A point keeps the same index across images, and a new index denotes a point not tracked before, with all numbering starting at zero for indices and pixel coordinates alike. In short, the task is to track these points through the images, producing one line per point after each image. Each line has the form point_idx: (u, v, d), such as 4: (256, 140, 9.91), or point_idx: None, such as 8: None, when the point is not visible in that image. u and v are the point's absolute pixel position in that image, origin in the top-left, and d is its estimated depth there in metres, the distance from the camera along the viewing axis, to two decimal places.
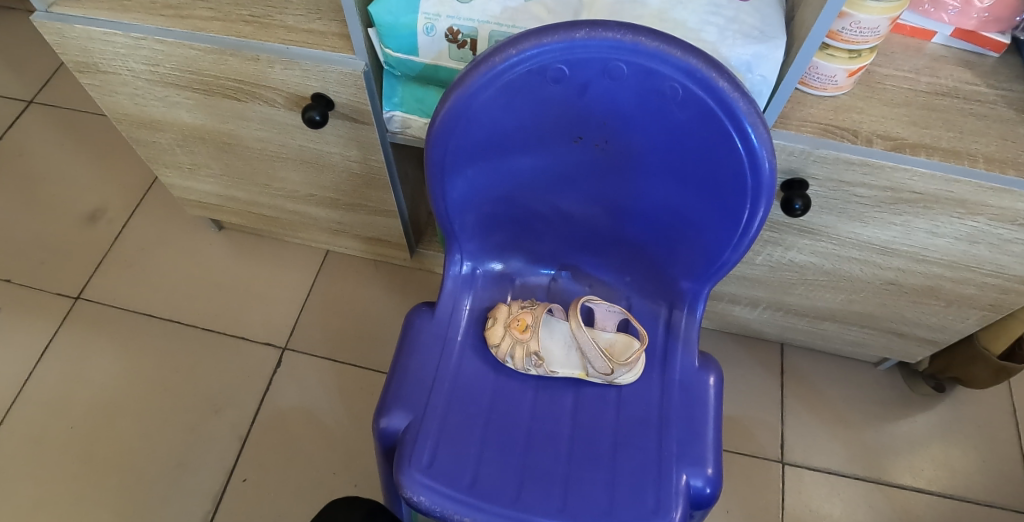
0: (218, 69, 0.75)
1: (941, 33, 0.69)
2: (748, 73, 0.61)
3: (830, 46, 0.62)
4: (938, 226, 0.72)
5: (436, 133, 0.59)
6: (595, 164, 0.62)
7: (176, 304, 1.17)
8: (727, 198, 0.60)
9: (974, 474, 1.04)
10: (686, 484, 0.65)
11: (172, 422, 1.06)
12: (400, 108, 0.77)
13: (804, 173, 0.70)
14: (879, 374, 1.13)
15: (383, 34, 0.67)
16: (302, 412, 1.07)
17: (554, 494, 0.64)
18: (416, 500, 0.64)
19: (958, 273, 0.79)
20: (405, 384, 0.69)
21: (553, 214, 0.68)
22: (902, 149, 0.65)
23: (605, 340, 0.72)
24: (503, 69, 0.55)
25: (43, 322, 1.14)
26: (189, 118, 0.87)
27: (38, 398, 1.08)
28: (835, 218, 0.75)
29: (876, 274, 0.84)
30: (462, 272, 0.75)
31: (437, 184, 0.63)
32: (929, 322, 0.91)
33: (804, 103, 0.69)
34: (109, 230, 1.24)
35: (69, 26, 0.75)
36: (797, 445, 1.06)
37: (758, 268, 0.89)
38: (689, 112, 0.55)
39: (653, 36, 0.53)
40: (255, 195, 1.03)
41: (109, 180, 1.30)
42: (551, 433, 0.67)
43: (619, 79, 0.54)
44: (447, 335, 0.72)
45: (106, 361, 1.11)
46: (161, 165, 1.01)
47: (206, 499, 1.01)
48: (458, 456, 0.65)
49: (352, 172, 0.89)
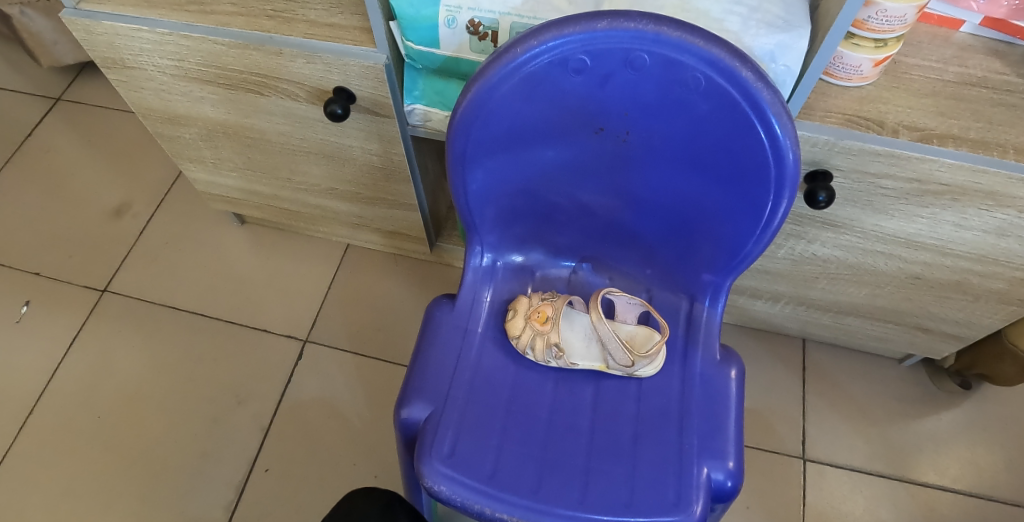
0: (242, 64, 0.76)
1: (970, 22, 0.68)
2: (771, 64, 0.61)
3: (856, 35, 0.61)
4: (966, 218, 0.71)
5: (457, 125, 0.59)
6: (616, 157, 0.62)
7: (199, 297, 1.18)
8: (749, 190, 0.59)
9: (1001, 473, 1.02)
10: (707, 477, 0.65)
11: (195, 413, 1.08)
12: (421, 101, 0.77)
13: (828, 164, 0.69)
14: (903, 370, 1.11)
15: (404, 26, 0.67)
16: (323, 403, 1.08)
17: (573, 485, 0.64)
18: (436, 489, 0.65)
19: (985, 267, 0.78)
20: (426, 375, 0.70)
21: (573, 207, 0.68)
22: (929, 139, 0.64)
23: (625, 332, 0.71)
24: (525, 61, 0.55)
25: (70, 314, 1.17)
26: (213, 112, 0.88)
27: (65, 387, 1.10)
28: (859, 211, 0.75)
29: (902, 268, 0.82)
30: (483, 264, 0.75)
31: (458, 177, 0.64)
32: (956, 318, 0.90)
33: (829, 94, 0.68)
34: (134, 224, 1.26)
35: (96, 23, 0.76)
36: (819, 441, 1.05)
37: (779, 261, 0.88)
38: (712, 104, 0.55)
39: (675, 26, 0.52)
40: (277, 189, 1.04)
41: (134, 175, 1.32)
42: (571, 426, 0.67)
43: (641, 70, 0.54)
44: (467, 327, 0.73)
45: (132, 352, 1.13)
46: (186, 160, 1.02)
47: (230, 489, 1.02)
48: (478, 447, 0.66)
49: (373, 165, 0.90)
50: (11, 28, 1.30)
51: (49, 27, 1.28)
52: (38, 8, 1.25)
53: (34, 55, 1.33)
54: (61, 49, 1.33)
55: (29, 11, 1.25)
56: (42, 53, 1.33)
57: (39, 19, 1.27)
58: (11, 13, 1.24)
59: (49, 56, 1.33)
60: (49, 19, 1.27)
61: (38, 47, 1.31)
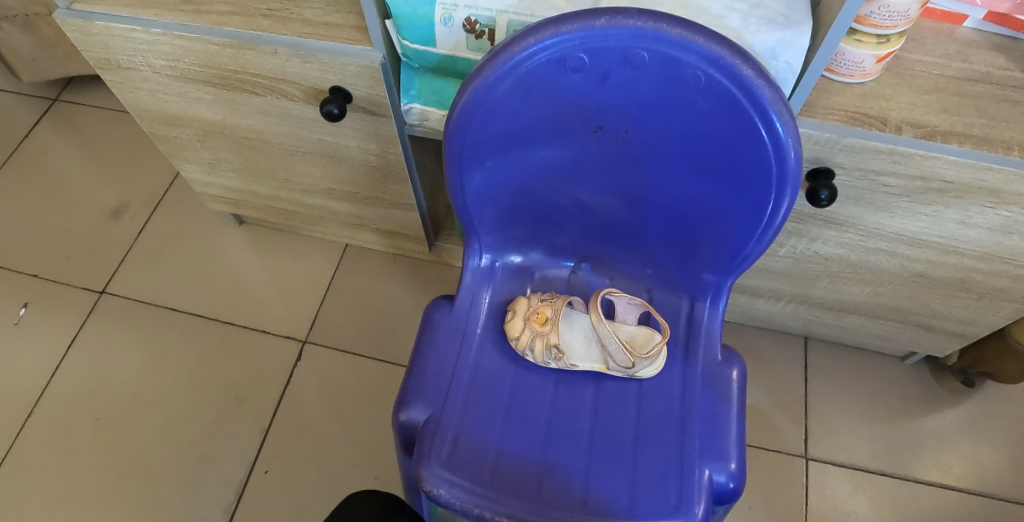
0: (237, 64, 0.76)
1: (973, 16, 0.67)
2: (772, 61, 0.60)
3: (858, 31, 0.60)
4: (970, 216, 0.70)
5: (454, 124, 0.58)
6: (615, 156, 0.61)
7: (197, 298, 1.18)
8: (751, 190, 0.59)
9: (1005, 471, 1.01)
10: (708, 479, 0.64)
11: (194, 415, 1.08)
12: (418, 100, 0.76)
13: (831, 162, 0.68)
14: (906, 368, 1.11)
15: (400, 25, 0.67)
16: (322, 404, 1.08)
17: (574, 489, 0.63)
18: (435, 493, 0.64)
19: (989, 265, 0.77)
20: (425, 377, 0.69)
21: (572, 207, 0.67)
22: (932, 136, 0.63)
23: (626, 334, 0.70)
24: (522, 59, 0.54)
25: (69, 316, 1.16)
26: (209, 113, 0.87)
27: (64, 389, 1.10)
28: (861, 209, 0.74)
29: (905, 266, 0.82)
30: (481, 264, 0.74)
31: (455, 177, 0.63)
32: (960, 316, 0.89)
33: (830, 91, 0.67)
34: (132, 225, 1.26)
35: (90, 23, 0.76)
36: (822, 439, 1.05)
37: (781, 260, 0.88)
38: (711, 102, 0.54)
39: (675, 23, 0.51)
40: (274, 190, 1.03)
41: (132, 176, 1.31)
42: (572, 427, 0.67)
43: (639, 68, 0.54)
44: (466, 329, 0.72)
45: (130, 354, 1.13)
46: (182, 160, 1.01)
47: (229, 491, 1.01)
48: (477, 450, 0.65)
49: (371, 165, 0.89)
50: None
51: (29, 42, 1.24)
52: (16, 24, 1.21)
53: (14, 70, 1.30)
54: (41, 65, 1.29)
55: (8, 28, 1.21)
56: (22, 68, 1.29)
57: (18, 35, 1.23)
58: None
59: (30, 71, 1.30)
60: (28, 35, 1.23)
61: (17, 63, 1.28)
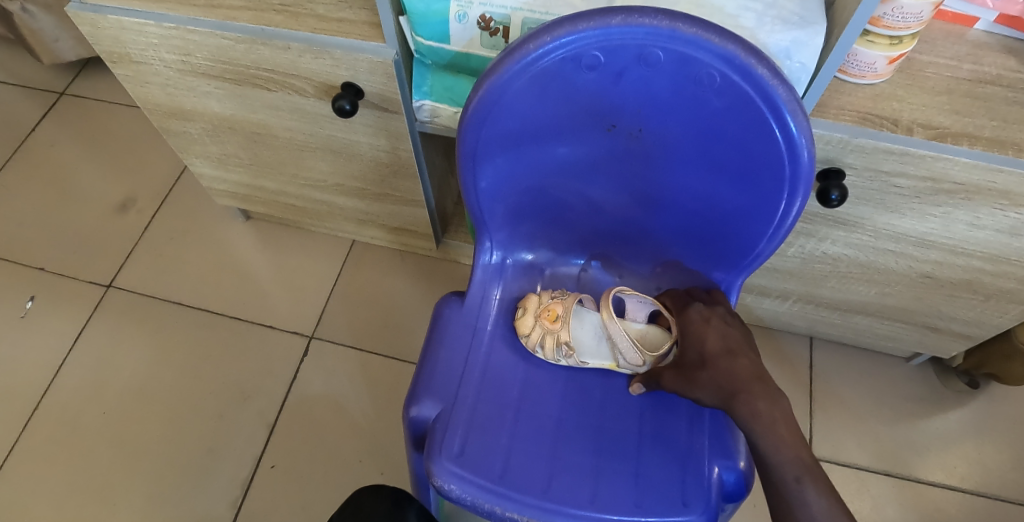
0: (249, 58, 0.76)
1: (984, 19, 0.67)
2: (787, 60, 0.60)
3: (870, 32, 0.61)
4: (979, 218, 0.70)
5: (469, 120, 0.59)
6: (628, 154, 0.61)
7: (204, 292, 1.18)
8: (763, 190, 0.59)
9: (1008, 472, 1.02)
10: (717, 477, 0.65)
11: (201, 408, 1.08)
12: (429, 97, 0.77)
13: (842, 162, 0.68)
14: (911, 369, 1.11)
15: (415, 21, 0.67)
16: (328, 400, 1.08)
17: (584, 485, 0.64)
18: (446, 488, 0.64)
19: (997, 266, 0.77)
20: (435, 373, 0.69)
21: (584, 205, 0.67)
22: (944, 138, 0.64)
23: (636, 331, 0.70)
24: (537, 57, 0.54)
25: (75, 309, 1.17)
26: (219, 107, 0.87)
27: (70, 383, 1.10)
28: (871, 209, 0.74)
29: (913, 267, 0.82)
30: (492, 261, 0.75)
31: (468, 173, 0.63)
32: (966, 317, 0.89)
33: (842, 91, 0.67)
34: (139, 219, 1.26)
35: (102, 17, 0.76)
36: (826, 439, 1.05)
37: (789, 260, 0.88)
38: (726, 100, 0.54)
39: (691, 22, 0.52)
40: (282, 185, 1.03)
41: (139, 169, 1.32)
42: (582, 424, 0.67)
43: (654, 66, 0.54)
44: (476, 325, 0.72)
45: (137, 348, 1.13)
46: (191, 155, 1.01)
47: (235, 485, 1.02)
48: (488, 446, 0.65)
49: (381, 161, 0.89)
50: (9, 26, 1.26)
51: (51, 24, 1.25)
52: (39, 5, 1.21)
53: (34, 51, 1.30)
54: (63, 47, 1.29)
55: (31, 8, 1.21)
56: (42, 51, 1.29)
57: (41, 16, 1.23)
58: (12, 10, 1.20)
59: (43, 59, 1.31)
60: (51, 16, 1.24)
61: (38, 45, 1.28)
